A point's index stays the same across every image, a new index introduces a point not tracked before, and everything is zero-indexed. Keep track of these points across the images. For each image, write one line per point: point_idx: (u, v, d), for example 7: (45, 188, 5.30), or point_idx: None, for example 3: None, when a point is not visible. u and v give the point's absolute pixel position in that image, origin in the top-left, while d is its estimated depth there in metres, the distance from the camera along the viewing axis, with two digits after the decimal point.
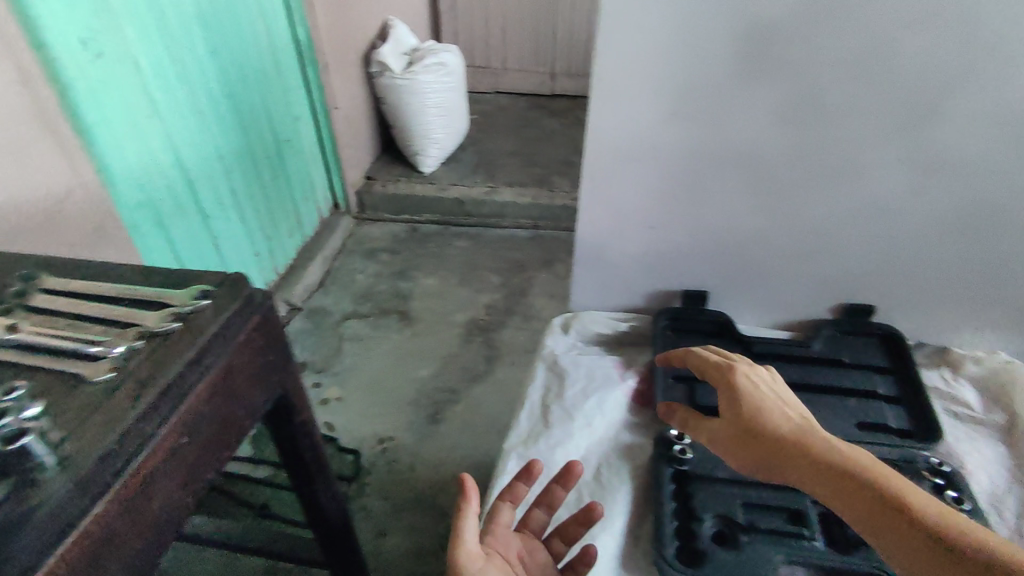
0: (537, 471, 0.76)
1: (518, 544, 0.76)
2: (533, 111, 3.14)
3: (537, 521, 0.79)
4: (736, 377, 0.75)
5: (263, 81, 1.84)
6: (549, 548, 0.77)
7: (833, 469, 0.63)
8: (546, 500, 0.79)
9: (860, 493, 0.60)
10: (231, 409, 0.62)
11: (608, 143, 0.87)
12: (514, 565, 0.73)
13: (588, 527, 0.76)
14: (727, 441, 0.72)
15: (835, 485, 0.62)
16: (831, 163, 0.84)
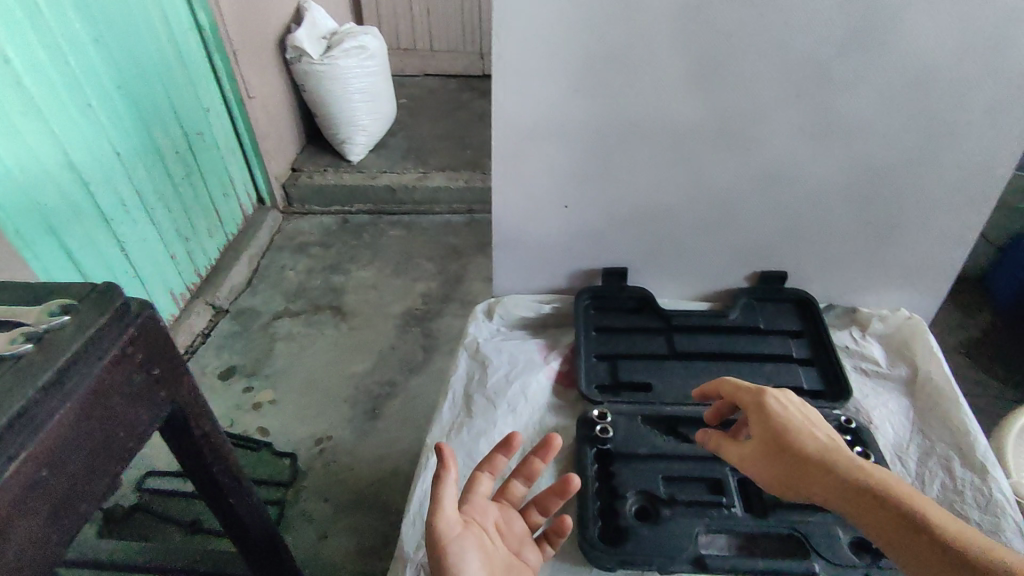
0: (519, 442, 0.71)
1: (496, 514, 0.71)
2: (464, 93, 3.08)
3: (515, 493, 0.74)
4: (768, 399, 0.73)
5: (164, 72, 1.72)
6: (526, 519, 0.73)
7: (882, 501, 0.61)
8: (524, 472, 0.74)
9: (915, 532, 0.58)
10: (110, 432, 0.58)
11: (515, 122, 0.87)
12: (491, 536, 0.68)
13: (565, 498, 0.73)
14: (755, 462, 0.71)
15: (876, 516, 0.61)
16: (733, 132, 0.86)
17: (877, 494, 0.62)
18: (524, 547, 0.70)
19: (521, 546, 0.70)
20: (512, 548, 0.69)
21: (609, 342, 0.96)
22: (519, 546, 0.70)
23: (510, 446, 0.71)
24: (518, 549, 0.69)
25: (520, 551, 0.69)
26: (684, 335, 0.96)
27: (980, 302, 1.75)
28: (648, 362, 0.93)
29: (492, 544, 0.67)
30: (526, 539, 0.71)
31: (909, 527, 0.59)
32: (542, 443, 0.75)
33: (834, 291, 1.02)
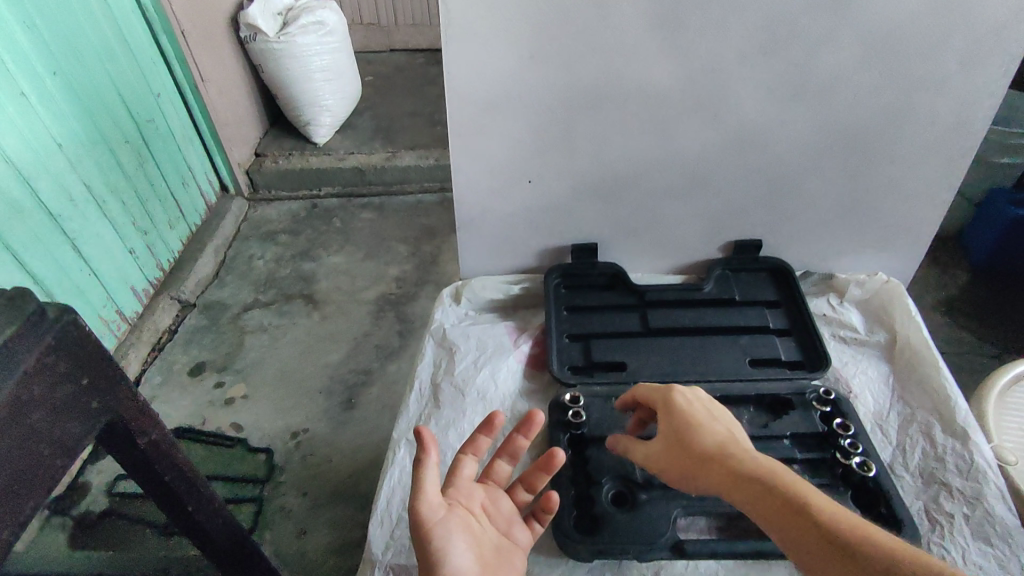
0: (501, 421, 0.68)
1: (482, 495, 0.68)
2: (433, 67, 2.98)
3: (500, 473, 0.71)
4: (673, 397, 0.71)
5: (105, 55, 1.62)
6: (513, 498, 0.70)
7: (773, 494, 0.58)
8: (507, 450, 0.71)
9: (803, 524, 0.55)
10: (32, 452, 0.53)
11: (469, 94, 0.81)
12: (479, 518, 0.65)
13: (552, 473, 0.70)
14: (656, 461, 0.68)
15: (766, 509, 0.58)
16: (702, 94, 0.81)
17: (767, 486, 0.59)
18: (513, 526, 0.67)
19: (510, 526, 0.67)
20: (500, 529, 0.66)
21: (581, 322, 0.92)
22: (508, 526, 0.67)
23: (490, 424, 0.68)
24: (506, 530, 0.67)
25: (509, 531, 0.67)
26: (658, 309, 0.93)
27: (957, 258, 1.74)
28: (622, 341, 0.90)
29: (480, 526, 0.64)
30: (515, 518, 0.68)
31: (797, 518, 0.56)
32: (525, 419, 0.72)
33: (811, 258, 0.99)
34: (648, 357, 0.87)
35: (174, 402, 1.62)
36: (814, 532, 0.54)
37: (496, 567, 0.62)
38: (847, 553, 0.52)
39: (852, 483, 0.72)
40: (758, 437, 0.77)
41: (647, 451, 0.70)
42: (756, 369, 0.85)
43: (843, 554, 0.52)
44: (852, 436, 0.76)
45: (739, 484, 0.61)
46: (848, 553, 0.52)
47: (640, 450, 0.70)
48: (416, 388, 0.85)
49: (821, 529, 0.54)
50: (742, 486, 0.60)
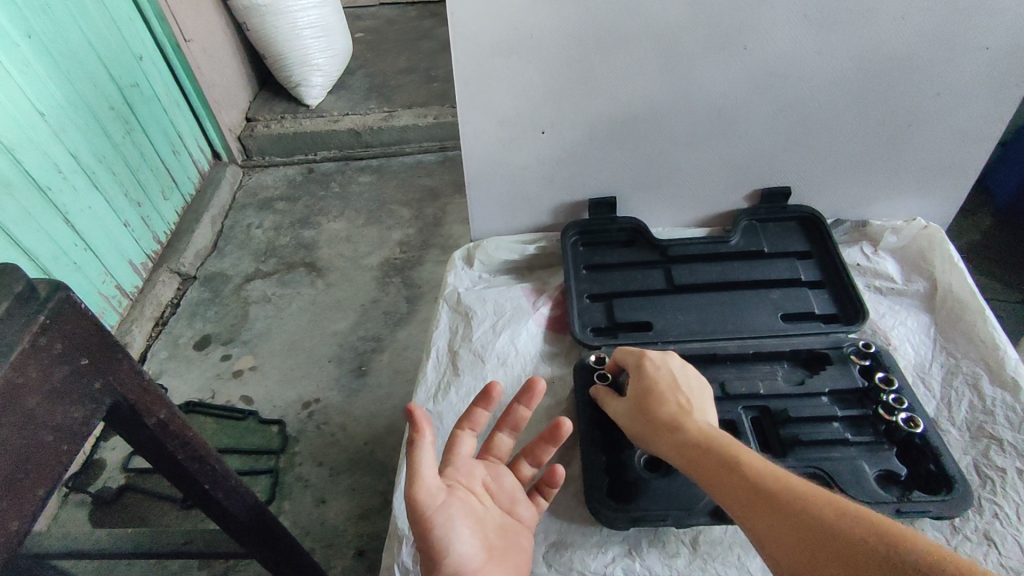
0: (500, 393, 0.64)
1: (483, 472, 0.65)
2: (426, 20, 2.84)
3: (501, 447, 0.69)
4: (647, 361, 0.70)
5: (79, 15, 1.53)
6: (516, 473, 0.69)
7: (725, 461, 0.58)
8: (508, 423, 0.69)
9: (751, 493, 0.54)
10: (33, 439, 0.50)
11: (476, 37, 0.75)
12: (481, 497, 0.62)
13: (557, 444, 0.69)
14: (622, 424, 0.68)
15: (715, 474, 0.58)
16: (729, 27, 0.75)
17: (720, 452, 0.59)
18: (517, 504, 0.65)
19: (513, 503, 0.65)
20: (503, 507, 0.64)
21: (602, 281, 0.88)
22: (511, 503, 0.65)
23: (486, 394, 0.64)
24: (510, 507, 0.65)
25: (514, 508, 0.65)
26: (683, 265, 0.88)
27: (980, 201, 1.68)
28: (645, 299, 0.86)
29: (483, 506, 0.61)
30: (518, 493, 0.66)
31: (743, 483, 0.55)
32: (526, 390, 0.69)
33: (842, 205, 0.95)
34: (675, 317, 0.83)
35: (183, 376, 1.60)
36: (755, 496, 0.54)
37: (502, 549, 0.59)
38: (783, 517, 0.51)
39: (896, 440, 0.70)
40: (794, 395, 0.74)
41: (616, 413, 0.69)
42: (789, 323, 0.82)
43: (779, 517, 0.52)
44: (895, 390, 0.73)
45: (692, 449, 0.60)
46: (784, 516, 0.51)
47: (610, 412, 0.70)
48: (433, 356, 0.82)
49: (763, 494, 0.54)
50: (696, 450, 0.60)
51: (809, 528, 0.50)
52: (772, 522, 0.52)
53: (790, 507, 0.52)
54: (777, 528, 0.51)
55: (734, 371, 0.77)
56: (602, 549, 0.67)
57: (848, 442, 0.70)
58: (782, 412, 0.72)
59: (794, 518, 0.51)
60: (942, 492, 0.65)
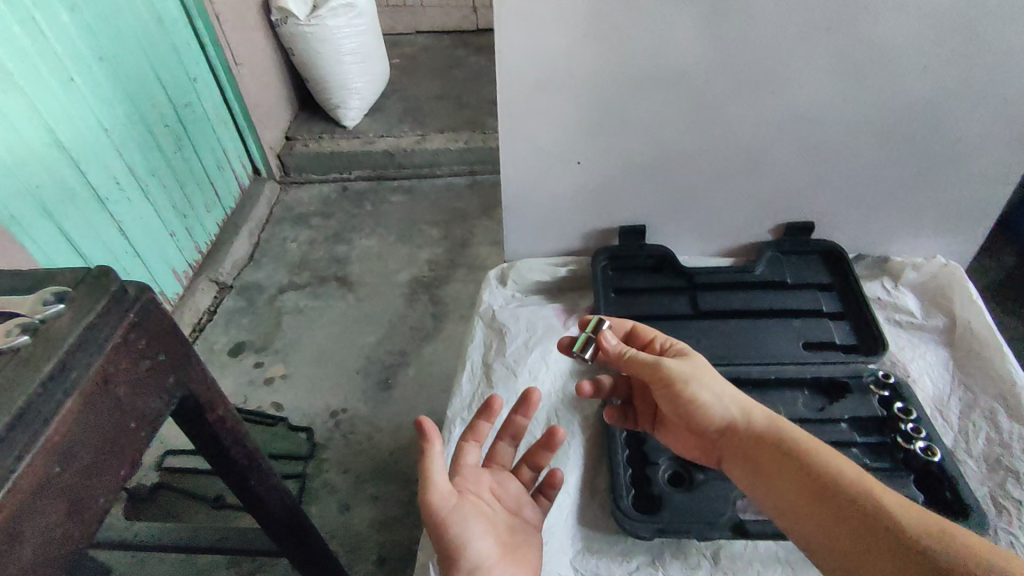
0: (500, 405, 0.69)
1: (489, 479, 0.69)
2: (459, 49, 2.96)
3: (502, 454, 0.73)
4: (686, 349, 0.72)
5: (143, 38, 1.64)
6: (519, 479, 0.72)
7: (773, 449, 0.62)
8: (509, 432, 0.73)
9: (797, 482, 0.59)
10: (120, 422, 0.53)
11: (521, 73, 0.81)
12: (490, 503, 0.66)
13: (554, 450, 0.73)
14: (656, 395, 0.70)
15: (760, 461, 0.63)
16: (758, 71, 0.80)
17: (767, 440, 0.63)
18: (523, 506, 0.69)
19: (520, 506, 0.69)
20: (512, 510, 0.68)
21: (630, 304, 0.92)
22: (517, 506, 0.69)
23: (487, 406, 0.69)
24: (517, 509, 0.68)
25: (521, 511, 0.68)
26: (709, 291, 0.92)
27: (1002, 242, 1.70)
28: (671, 322, 0.89)
29: (492, 509, 0.65)
30: (523, 497, 0.70)
31: (788, 469, 0.60)
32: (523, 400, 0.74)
33: (865, 241, 0.99)
34: (698, 340, 0.87)
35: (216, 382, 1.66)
36: (799, 484, 0.59)
37: (515, 548, 0.64)
38: (824, 507, 0.57)
39: (914, 468, 0.72)
40: (814, 420, 0.77)
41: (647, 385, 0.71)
42: (810, 352, 0.85)
43: (820, 506, 0.57)
44: (913, 420, 0.75)
45: (739, 436, 0.65)
46: (826, 506, 0.57)
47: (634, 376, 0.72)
48: (467, 369, 0.86)
49: (808, 484, 0.59)
50: (743, 439, 0.65)
51: (849, 517, 0.55)
52: (814, 511, 0.57)
53: (832, 498, 0.57)
54: (818, 516, 0.57)
55: (756, 396, 0.80)
56: (626, 558, 0.70)
57: (867, 468, 0.73)
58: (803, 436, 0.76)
59: (835, 507, 0.56)
60: (958, 519, 0.68)
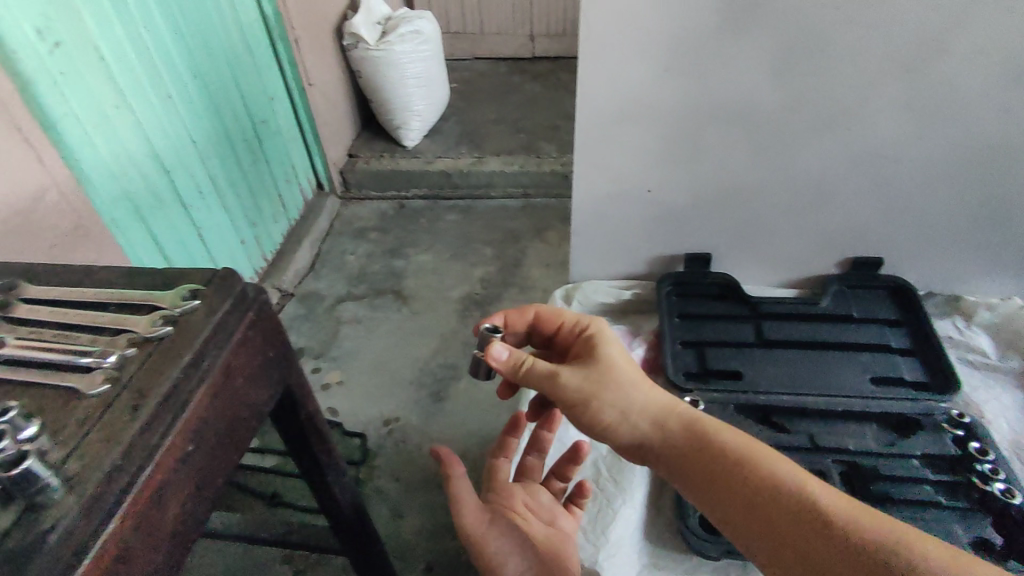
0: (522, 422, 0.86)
1: (523, 495, 0.87)
2: (516, 75, 3.05)
3: (533, 465, 0.90)
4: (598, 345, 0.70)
5: (231, 60, 1.77)
6: (549, 489, 0.89)
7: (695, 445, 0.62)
8: (536, 447, 0.90)
9: (724, 479, 0.58)
10: (237, 411, 0.58)
11: (600, 106, 0.86)
12: (523, 515, 0.84)
13: (578, 463, 0.86)
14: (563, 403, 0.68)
15: (684, 459, 0.62)
16: (832, 110, 0.83)
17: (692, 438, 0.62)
18: (556, 517, 0.84)
19: (553, 517, 0.84)
20: (545, 517, 0.84)
21: (695, 330, 0.94)
22: (551, 515, 0.85)
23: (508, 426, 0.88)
24: (550, 520, 0.84)
25: (554, 520, 0.84)
26: (774, 322, 0.94)
27: None
28: (735, 349, 0.91)
29: (525, 521, 0.83)
30: (554, 507, 0.86)
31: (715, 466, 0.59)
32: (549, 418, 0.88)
33: (934, 279, 0.99)
34: (763, 368, 0.88)
35: None
36: (722, 480, 0.58)
37: (549, 557, 0.78)
38: (751, 503, 0.56)
39: (991, 510, 0.72)
40: (886, 455, 0.77)
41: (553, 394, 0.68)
42: (878, 387, 0.85)
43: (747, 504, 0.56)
44: (991, 461, 0.75)
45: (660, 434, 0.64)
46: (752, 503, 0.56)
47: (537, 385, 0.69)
48: None
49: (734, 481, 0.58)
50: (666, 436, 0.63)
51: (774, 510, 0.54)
52: (741, 506, 0.56)
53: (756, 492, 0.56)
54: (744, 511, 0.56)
55: (824, 426, 0.81)
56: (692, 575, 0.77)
57: (942, 505, 0.73)
58: (888, 503, 0.73)
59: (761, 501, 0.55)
60: None
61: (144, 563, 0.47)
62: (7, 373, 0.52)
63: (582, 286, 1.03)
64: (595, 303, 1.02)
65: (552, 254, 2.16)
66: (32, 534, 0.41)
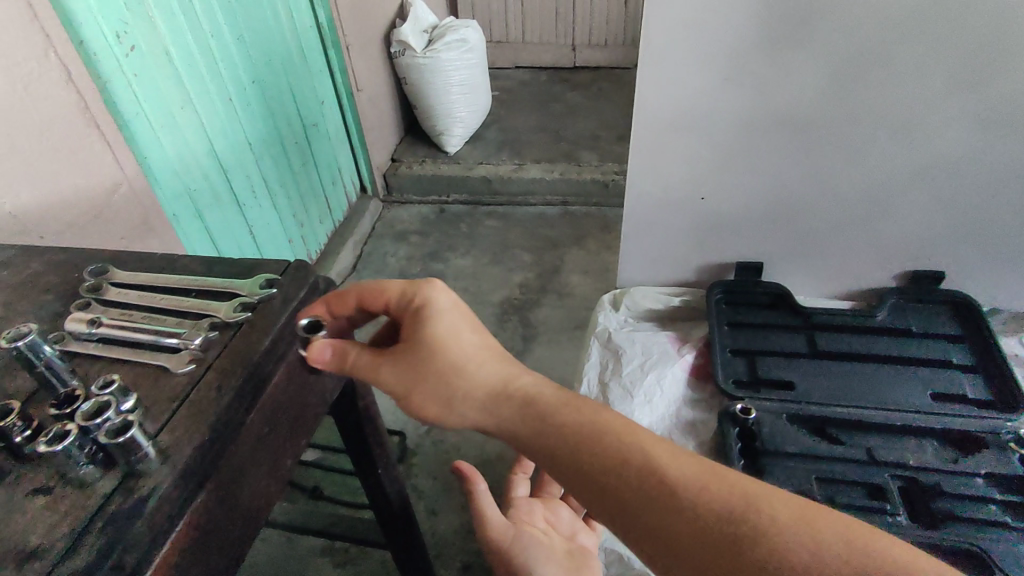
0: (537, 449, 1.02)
1: (541, 510, 0.94)
2: (557, 84, 3.08)
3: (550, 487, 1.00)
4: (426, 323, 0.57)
5: (287, 65, 1.83)
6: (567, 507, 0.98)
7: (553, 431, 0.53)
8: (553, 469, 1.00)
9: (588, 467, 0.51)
10: (307, 396, 0.60)
11: (656, 112, 0.86)
12: (543, 529, 0.91)
13: None
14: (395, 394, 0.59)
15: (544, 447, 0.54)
16: (897, 121, 0.82)
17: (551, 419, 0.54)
18: (576, 533, 0.92)
19: (573, 533, 0.92)
20: (567, 533, 0.92)
21: (744, 338, 0.93)
22: (571, 531, 0.93)
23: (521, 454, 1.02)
24: (570, 533, 0.92)
25: (574, 535, 0.92)
26: (828, 333, 0.92)
27: None
28: (787, 359, 0.90)
29: (546, 533, 0.89)
30: (574, 524, 0.94)
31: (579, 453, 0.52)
32: None
33: (997, 295, 0.97)
34: (816, 379, 0.87)
35: None
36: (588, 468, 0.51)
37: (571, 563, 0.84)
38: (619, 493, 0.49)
39: None
40: (947, 473, 0.76)
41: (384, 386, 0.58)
42: (938, 403, 0.83)
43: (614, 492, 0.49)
44: None
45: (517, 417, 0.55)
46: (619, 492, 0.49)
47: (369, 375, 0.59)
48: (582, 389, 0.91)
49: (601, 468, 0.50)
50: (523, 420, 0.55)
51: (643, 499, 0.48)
52: (610, 496, 0.50)
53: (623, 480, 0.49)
54: (615, 501, 0.49)
55: (880, 440, 0.79)
56: None
57: (1008, 526, 0.71)
58: (1003, 572, 0.66)
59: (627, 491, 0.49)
60: None
61: (226, 538, 0.50)
62: (101, 350, 0.56)
63: (630, 292, 1.03)
64: (643, 308, 1.02)
65: (591, 261, 2.17)
66: (132, 500, 0.44)
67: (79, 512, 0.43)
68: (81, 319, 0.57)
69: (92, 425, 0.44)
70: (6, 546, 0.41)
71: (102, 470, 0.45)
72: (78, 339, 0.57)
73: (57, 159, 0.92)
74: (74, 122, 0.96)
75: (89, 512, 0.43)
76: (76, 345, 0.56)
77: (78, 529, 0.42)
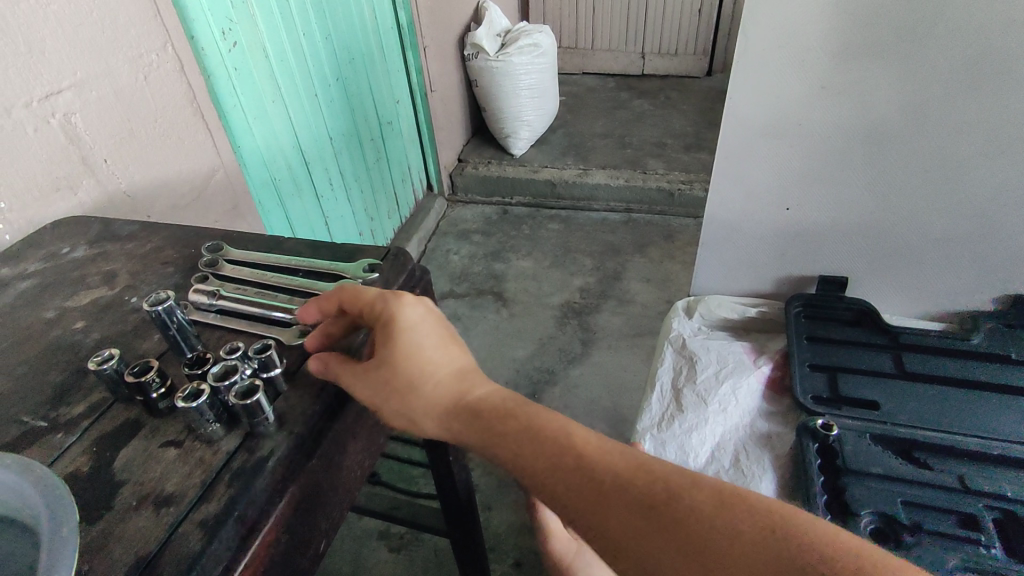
0: None
1: None
2: (624, 91, 3.06)
3: None
4: (390, 333, 0.52)
5: (368, 64, 1.90)
6: None
7: (523, 438, 0.49)
8: None
9: (565, 476, 0.46)
10: None
11: (745, 117, 0.86)
12: None
13: None
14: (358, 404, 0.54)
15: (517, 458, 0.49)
16: (1010, 134, 0.78)
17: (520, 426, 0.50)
18: None
19: None
20: None
21: (824, 353, 0.91)
22: None
23: None
24: None
25: None
26: (913, 353, 0.89)
27: None
28: (871, 378, 0.87)
29: None
30: None
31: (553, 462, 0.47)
32: None
33: None
34: (899, 400, 0.84)
35: None
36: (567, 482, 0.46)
37: None
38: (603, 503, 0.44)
39: None
40: None
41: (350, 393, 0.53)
42: None
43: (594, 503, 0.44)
44: None
45: (484, 426, 0.51)
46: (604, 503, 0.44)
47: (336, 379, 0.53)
48: (655, 395, 0.92)
49: (581, 478, 0.46)
50: (490, 429, 0.50)
51: (633, 504, 0.43)
52: (591, 510, 0.44)
53: (605, 489, 0.45)
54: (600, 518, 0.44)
55: (970, 467, 0.76)
56: None
57: None
58: None
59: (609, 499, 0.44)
60: None
61: (326, 502, 0.53)
62: (221, 321, 0.60)
63: (706, 300, 1.02)
64: (716, 317, 1.01)
65: (653, 269, 2.14)
66: (255, 456, 0.47)
67: (207, 465, 0.47)
68: (202, 292, 0.62)
69: (221, 387, 0.48)
70: (144, 490, 0.45)
71: (226, 428, 0.49)
72: (199, 309, 0.62)
73: (169, 145, 0.98)
74: (183, 111, 1.01)
75: (216, 466, 0.47)
76: (197, 314, 0.61)
77: (207, 480, 0.46)
